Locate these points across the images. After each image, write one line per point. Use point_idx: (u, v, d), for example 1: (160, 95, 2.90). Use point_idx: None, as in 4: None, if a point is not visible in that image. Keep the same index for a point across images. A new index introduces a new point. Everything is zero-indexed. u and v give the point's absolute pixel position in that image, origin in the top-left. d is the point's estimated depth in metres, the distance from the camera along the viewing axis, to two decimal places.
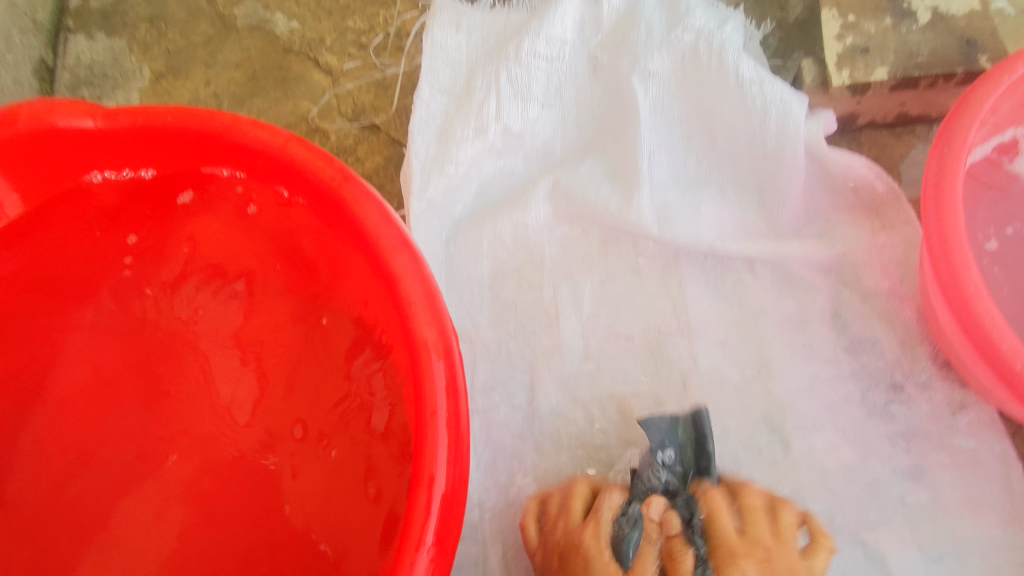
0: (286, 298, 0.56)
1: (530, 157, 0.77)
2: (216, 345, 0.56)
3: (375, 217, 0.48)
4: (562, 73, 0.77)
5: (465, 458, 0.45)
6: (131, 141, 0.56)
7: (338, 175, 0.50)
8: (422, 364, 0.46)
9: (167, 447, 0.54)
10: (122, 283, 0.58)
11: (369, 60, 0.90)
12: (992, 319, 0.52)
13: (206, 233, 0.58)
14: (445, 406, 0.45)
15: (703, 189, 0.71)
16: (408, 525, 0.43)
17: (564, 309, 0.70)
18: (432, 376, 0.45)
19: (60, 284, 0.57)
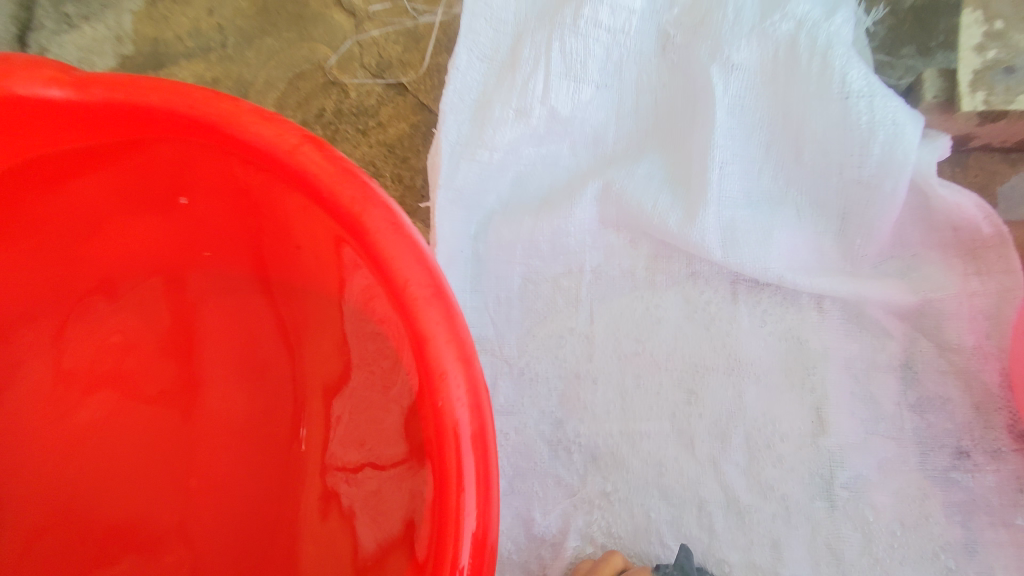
0: (305, 290, 0.52)
1: (577, 146, 0.68)
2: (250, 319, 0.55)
3: (403, 256, 0.41)
4: (624, 51, 0.66)
5: (494, 536, 0.38)
6: (109, 117, 0.46)
7: (359, 196, 0.41)
8: (446, 442, 0.38)
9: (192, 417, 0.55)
10: (130, 246, 0.54)
11: (399, 4, 0.77)
12: None
13: (206, 210, 0.52)
14: (473, 480, 0.38)
15: (778, 209, 0.61)
16: None
17: (600, 329, 0.64)
18: (458, 453, 0.38)
19: (56, 248, 0.53)
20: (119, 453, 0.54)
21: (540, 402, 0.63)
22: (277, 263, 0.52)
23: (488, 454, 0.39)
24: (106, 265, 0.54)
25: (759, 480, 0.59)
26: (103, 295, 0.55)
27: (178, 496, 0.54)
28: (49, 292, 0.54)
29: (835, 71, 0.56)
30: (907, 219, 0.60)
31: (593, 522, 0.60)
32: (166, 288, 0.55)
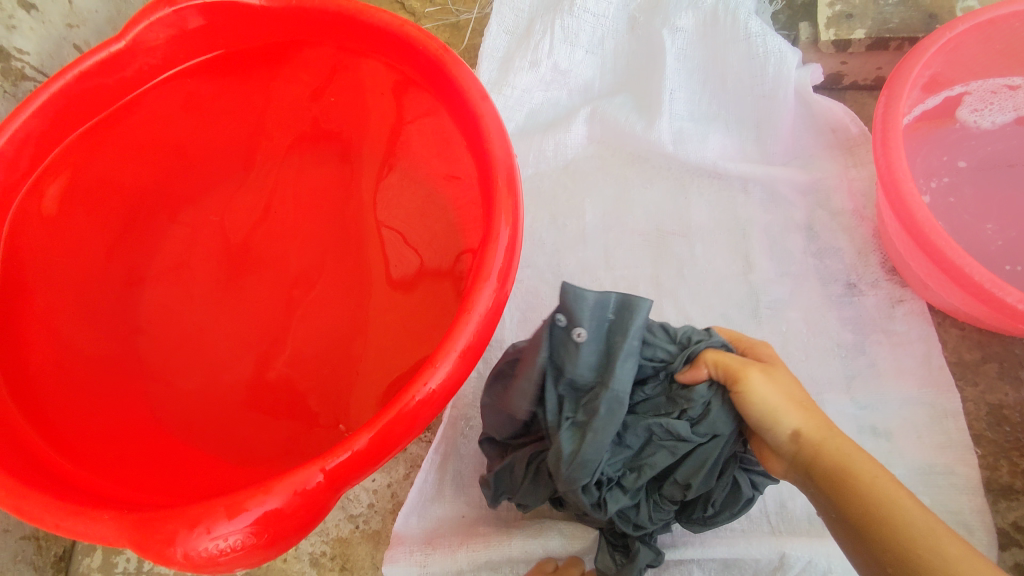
0: (385, 147, 0.73)
1: (573, 92, 0.94)
2: (334, 177, 0.74)
3: (467, 79, 0.63)
4: (606, 28, 0.93)
5: (517, 255, 0.57)
6: (283, 20, 0.70)
7: (440, 48, 0.64)
8: (496, 187, 0.59)
9: (280, 248, 0.71)
10: (260, 121, 0.75)
11: (446, 7, 1.08)
12: (932, 226, 0.66)
13: (322, 93, 0.74)
14: (508, 215, 0.58)
15: (712, 123, 0.88)
16: (473, 293, 0.55)
17: (589, 208, 0.88)
18: (501, 193, 0.58)
19: (210, 120, 0.74)
20: (226, 263, 0.71)
21: (546, 258, 0.86)
22: (368, 129, 0.74)
23: (517, 207, 0.58)
24: (238, 133, 0.74)
25: (704, 303, 0.81)
26: (226, 156, 0.74)
27: (268, 301, 0.69)
28: (193, 151, 0.73)
29: (745, 24, 0.84)
30: (804, 127, 0.86)
31: None
32: (274, 152, 0.74)
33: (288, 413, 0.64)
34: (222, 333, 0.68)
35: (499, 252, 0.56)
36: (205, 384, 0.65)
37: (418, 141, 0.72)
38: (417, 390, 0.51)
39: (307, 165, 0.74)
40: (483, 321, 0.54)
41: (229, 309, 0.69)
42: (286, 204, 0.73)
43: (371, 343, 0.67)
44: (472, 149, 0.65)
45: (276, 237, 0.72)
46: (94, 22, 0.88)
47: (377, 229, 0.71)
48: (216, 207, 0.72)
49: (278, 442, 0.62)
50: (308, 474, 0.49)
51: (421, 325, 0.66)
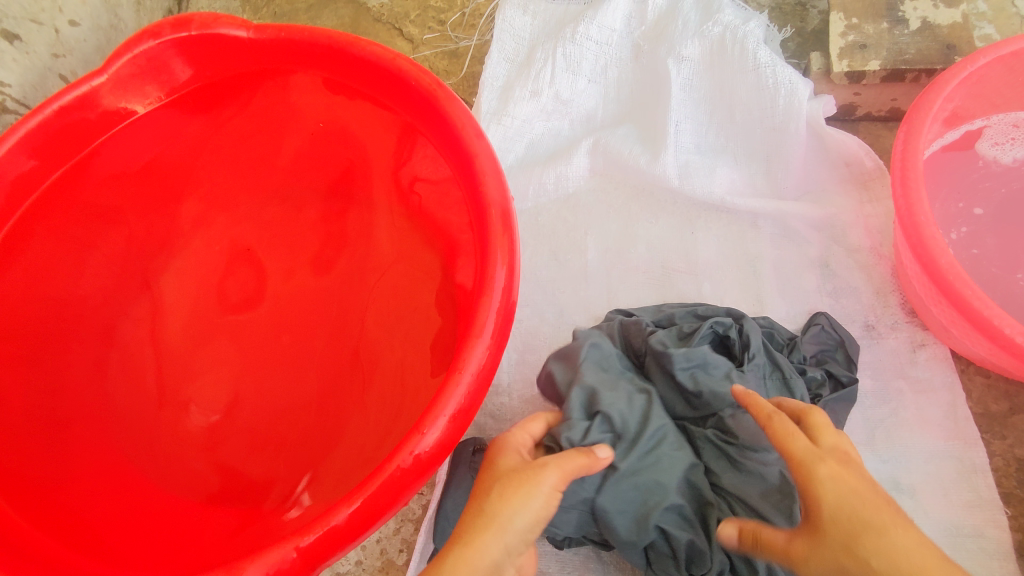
0: (376, 182, 0.70)
1: (575, 122, 0.91)
2: (321, 214, 0.70)
3: (461, 114, 0.59)
4: (609, 56, 0.90)
5: (513, 303, 0.54)
6: (271, 52, 0.67)
7: (433, 83, 0.61)
8: (490, 230, 0.55)
9: (265, 290, 0.68)
10: (245, 155, 0.72)
11: (445, 34, 1.06)
12: (955, 273, 0.61)
13: (310, 125, 0.71)
14: (503, 261, 0.54)
15: (719, 155, 0.85)
16: (464, 348, 0.51)
17: (591, 243, 0.84)
18: (495, 237, 0.55)
19: (193, 155, 0.71)
20: (207, 305, 0.67)
21: (546, 295, 0.82)
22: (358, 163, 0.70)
23: (513, 248, 0.55)
24: (222, 167, 0.71)
25: None
26: (211, 192, 0.71)
27: (251, 347, 0.66)
28: (175, 187, 0.70)
29: (753, 53, 0.81)
30: (817, 160, 0.82)
31: None
32: (260, 187, 0.71)
33: (288, 453, 0.61)
34: (214, 374, 0.65)
35: (494, 300, 0.52)
36: (197, 430, 0.62)
37: (411, 176, 0.68)
38: (403, 457, 0.47)
39: (299, 198, 0.71)
40: (474, 378, 0.50)
41: (220, 349, 0.66)
42: (282, 238, 0.70)
43: (369, 372, 0.64)
44: (466, 187, 0.61)
45: (261, 279, 0.69)
46: (82, 50, 0.85)
47: (369, 262, 0.68)
48: (200, 246, 0.69)
49: (282, 488, 0.59)
50: (283, 550, 0.45)
51: (411, 374, 0.62)
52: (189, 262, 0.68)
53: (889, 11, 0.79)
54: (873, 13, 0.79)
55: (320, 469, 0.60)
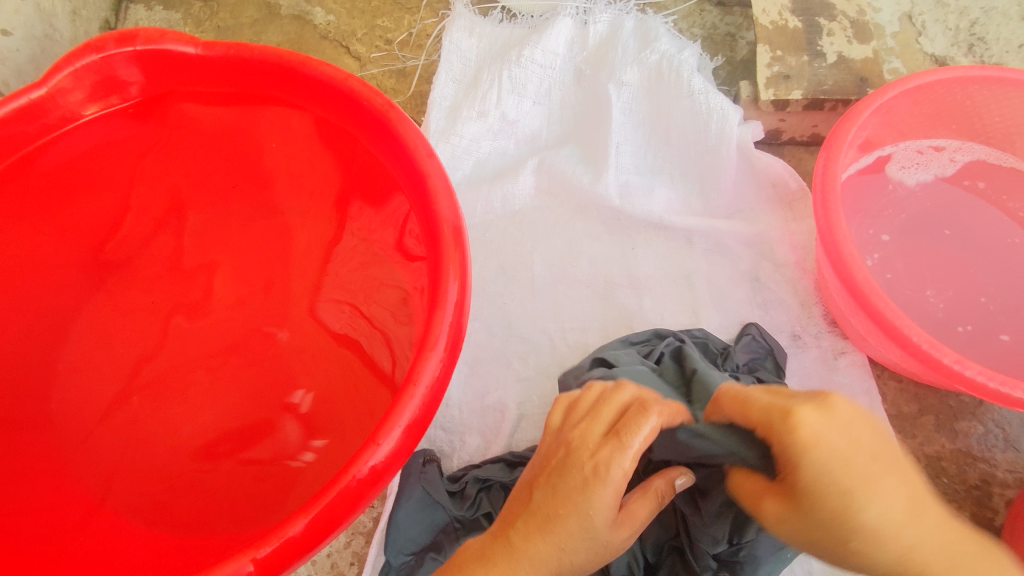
0: (328, 201, 0.70)
1: (520, 141, 0.93)
2: (276, 232, 0.71)
3: (413, 134, 0.61)
4: (553, 80, 0.93)
5: (466, 316, 0.55)
6: (220, 68, 0.68)
7: (385, 104, 0.62)
8: (444, 247, 0.57)
9: (218, 311, 0.69)
10: (194, 171, 0.71)
11: (392, 53, 1.07)
12: (870, 286, 0.67)
13: (259, 141, 0.71)
14: (456, 276, 0.55)
15: (657, 176, 0.89)
16: (419, 361, 0.52)
17: (537, 259, 0.87)
18: (447, 253, 0.56)
19: (139, 170, 0.70)
20: (157, 325, 0.68)
21: (494, 310, 0.84)
22: (309, 180, 0.71)
23: (464, 262, 0.57)
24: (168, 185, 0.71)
25: None
26: (157, 210, 0.70)
27: (203, 367, 0.67)
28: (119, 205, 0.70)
29: (687, 81, 0.86)
30: (748, 181, 0.88)
31: (532, 394, 0.79)
32: (210, 205, 0.71)
33: (267, 428, 0.63)
34: (164, 393, 0.65)
35: (447, 314, 0.54)
36: (187, 436, 0.63)
37: (363, 193, 0.69)
38: (358, 468, 0.48)
39: (253, 210, 0.71)
40: (428, 390, 0.52)
41: (180, 363, 0.67)
42: (242, 250, 0.71)
43: (333, 364, 0.66)
44: (418, 205, 0.63)
45: (214, 299, 0.69)
46: (15, 60, 0.83)
47: (324, 269, 0.69)
48: (148, 266, 0.70)
49: (297, 440, 0.62)
50: (238, 565, 0.45)
51: (367, 391, 0.63)
52: (139, 282, 0.69)
53: (809, 46, 0.86)
54: (794, 47, 0.86)
55: (295, 444, 0.62)
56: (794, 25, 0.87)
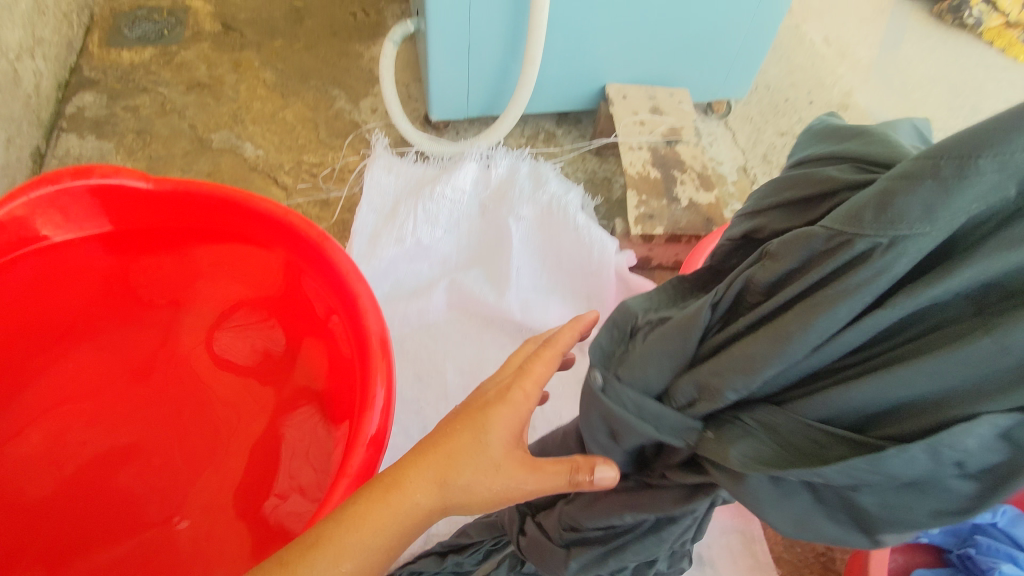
0: (271, 321, 0.81)
1: (433, 264, 1.08)
2: (220, 346, 0.80)
3: (345, 261, 0.72)
4: (461, 212, 1.09)
5: (390, 417, 0.63)
6: (170, 201, 0.78)
7: (319, 236, 0.73)
8: (372, 356, 0.67)
9: (158, 420, 0.76)
10: (149, 294, 0.82)
11: (317, 184, 1.20)
12: None
13: (207, 267, 0.83)
14: (382, 382, 0.65)
15: (551, 294, 1.05)
16: (350, 457, 0.60)
17: (449, 368, 0.98)
18: (375, 362, 0.66)
19: (97, 290, 0.80)
20: (98, 432, 0.74)
21: (410, 415, 0.93)
22: (255, 302, 0.81)
23: (391, 371, 0.66)
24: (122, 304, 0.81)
25: None
26: (111, 327, 0.80)
27: (139, 473, 0.73)
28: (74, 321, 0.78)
29: (573, 218, 1.04)
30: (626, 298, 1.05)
31: None
32: (161, 322, 0.81)
33: (195, 539, 0.70)
34: (101, 497, 0.71)
35: (375, 415, 0.63)
36: (119, 546, 0.68)
37: (299, 313, 0.79)
38: None
39: (199, 320, 0.81)
40: (355, 479, 0.59)
41: (120, 472, 0.72)
42: (188, 363, 0.79)
43: (262, 476, 0.73)
44: (348, 324, 0.72)
45: (158, 407, 0.77)
46: None
47: (263, 386, 0.78)
48: (96, 375, 0.77)
49: (233, 536, 0.69)
50: None
51: (293, 500, 0.71)
52: (85, 389, 0.76)
53: (667, 192, 1.08)
54: (656, 193, 1.07)
55: (221, 553, 0.68)
56: (654, 175, 1.10)
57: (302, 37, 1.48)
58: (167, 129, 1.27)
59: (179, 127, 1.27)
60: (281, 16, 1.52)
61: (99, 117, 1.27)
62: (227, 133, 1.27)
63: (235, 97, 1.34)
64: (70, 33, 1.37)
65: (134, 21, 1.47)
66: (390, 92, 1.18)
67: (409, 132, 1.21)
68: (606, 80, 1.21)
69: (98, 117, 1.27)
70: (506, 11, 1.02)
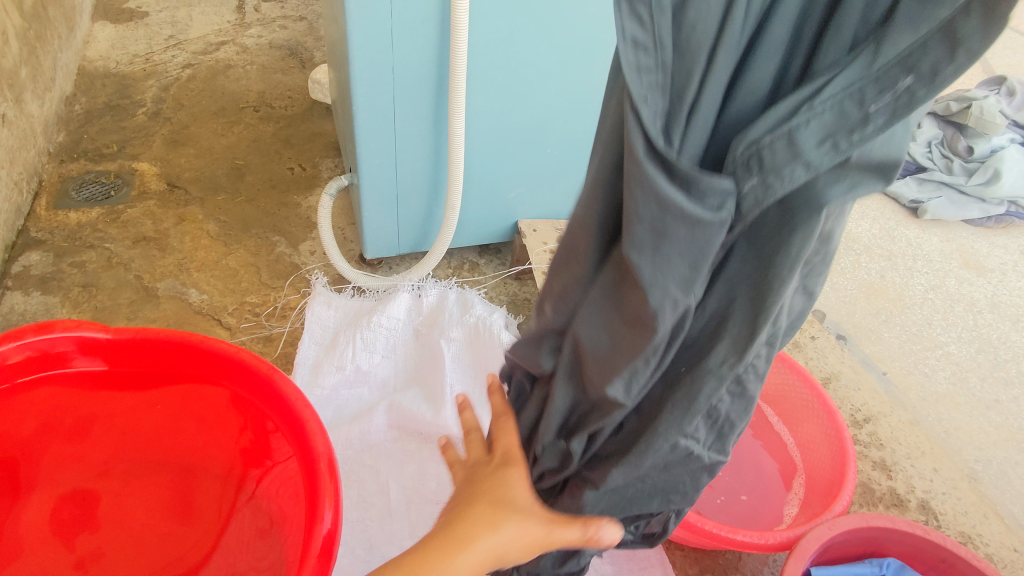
0: (227, 430, 0.89)
1: (373, 388, 1.17)
2: (189, 452, 0.90)
3: (292, 390, 0.81)
4: (397, 338, 1.24)
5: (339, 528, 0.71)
6: (128, 346, 0.87)
7: (269, 369, 0.83)
8: (320, 476, 0.75)
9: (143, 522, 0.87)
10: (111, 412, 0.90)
11: (260, 322, 1.30)
12: None
13: (160, 389, 0.90)
14: (329, 499, 0.72)
15: (484, 406, 1.14)
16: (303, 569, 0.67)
17: (392, 485, 1.06)
18: (323, 483, 0.74)
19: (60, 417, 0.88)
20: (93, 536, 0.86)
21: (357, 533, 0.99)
22: (210, 415, 0.90)
23: (338, 489, 0.74)
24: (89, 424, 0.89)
25: None
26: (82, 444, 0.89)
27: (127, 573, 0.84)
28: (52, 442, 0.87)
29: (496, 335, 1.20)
30: None
31: None
32: (130, 436, 0.90)
33: None
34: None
35: (323, 529, 0.70)
36: None
37: (251, 427, 0.87)
38: None
39: (164, 430, 0.91)
40: None
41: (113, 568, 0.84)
42: (164, 468, 0.90)
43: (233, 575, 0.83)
44: (297, 448, 0.80)
45: (141, 510, 0.88)
46: None
47: (231, 489, 0.88)
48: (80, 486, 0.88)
49: None
50: None
51: None
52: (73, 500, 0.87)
53: None
54: None
55: None
56: None
57: (243, 192, 1.63)
58: (113, 281, 1.35)
59: (125, 278, 1.35)
60: (223, 173, 1.67)
61: (45, 274, 1.35)
62: (172, 280, 1.36)
63: (180, 248, 1.44)
64: (20, 198, 1.47)
65: (81, 184, 1.58)
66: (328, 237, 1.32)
67: (346, 270, 1.35)
68: (518, 217, 1.40)
69: (44, 274, 1.35)
70: (426, 171, 1.23)
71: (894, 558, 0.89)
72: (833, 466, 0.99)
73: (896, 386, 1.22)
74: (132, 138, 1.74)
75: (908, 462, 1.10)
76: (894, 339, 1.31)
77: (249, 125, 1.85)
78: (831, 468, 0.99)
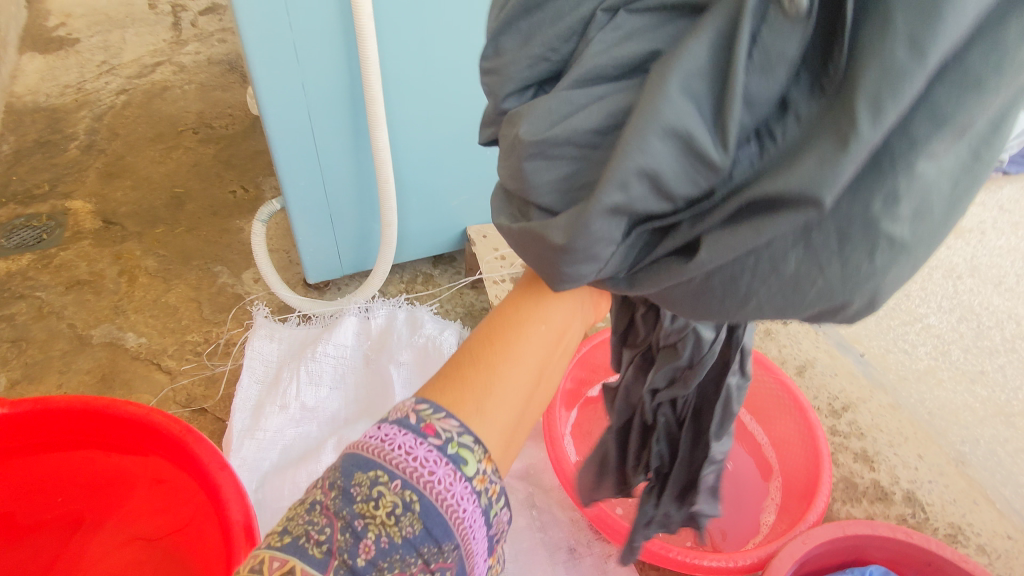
0: (149, 501, 0.84)
1: (322, 423, 1.11)
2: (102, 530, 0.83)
3: (208, 451, 0.76)
4: (345, 365, 1.17)
5: None
6: (27, 420, 0.79)
7: (183, 430, 0.77)
8: (237, 546, 0.69)
9: None
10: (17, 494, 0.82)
11: (202, 362, 1.23)
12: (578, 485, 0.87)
13: (72, 463, 0.84)
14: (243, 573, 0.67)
15: None
16: None
17: None
18: (239, 554, 0.69)
19: None
20: None
21: None
22: (129, 484, 0.84)
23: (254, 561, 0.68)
24: None
25: None
26: None
27: None
28: None
29: (447, 354, 1.13)
30: None
31: None
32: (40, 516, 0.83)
33: None
34: None
35: None
36: None
37: (174, 497, 0.81)
38: None
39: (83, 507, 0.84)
40: None
41: None
42: (73, 549, 0.82)
43: None
44: (214, 515, 0.75)
45: None
46: None
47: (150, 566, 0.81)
48: None
49: None
50: None
51: None
52: None
53: None
54: None
55: None
56: None
57: (183, 221, 1.55)
58: (45, 332, 1.28)
59: (57, 327, 1.28)
60: (162, 204, 1.59)
61: None
62: (107, 326, 1.28)
63: (116, 289, 1.37)
64: None
65: (11, 231, 1.50)
66: (266, 266, 1.25)
67: (290, 298, 1.27)
68: (466, 224, 1.32)
69: None
70: (358, 187, 1.15)
71: (878, 564, 0.83)
72: (810, 466, 0.92)
73: (875, 368, 1.15)
74: (64, 176, 1.66)
75: (891, 450, 1.04)
76: (870, 316, 1.25)
77: (188, 149, 1.76)
78: (808, 467, 0.93)
